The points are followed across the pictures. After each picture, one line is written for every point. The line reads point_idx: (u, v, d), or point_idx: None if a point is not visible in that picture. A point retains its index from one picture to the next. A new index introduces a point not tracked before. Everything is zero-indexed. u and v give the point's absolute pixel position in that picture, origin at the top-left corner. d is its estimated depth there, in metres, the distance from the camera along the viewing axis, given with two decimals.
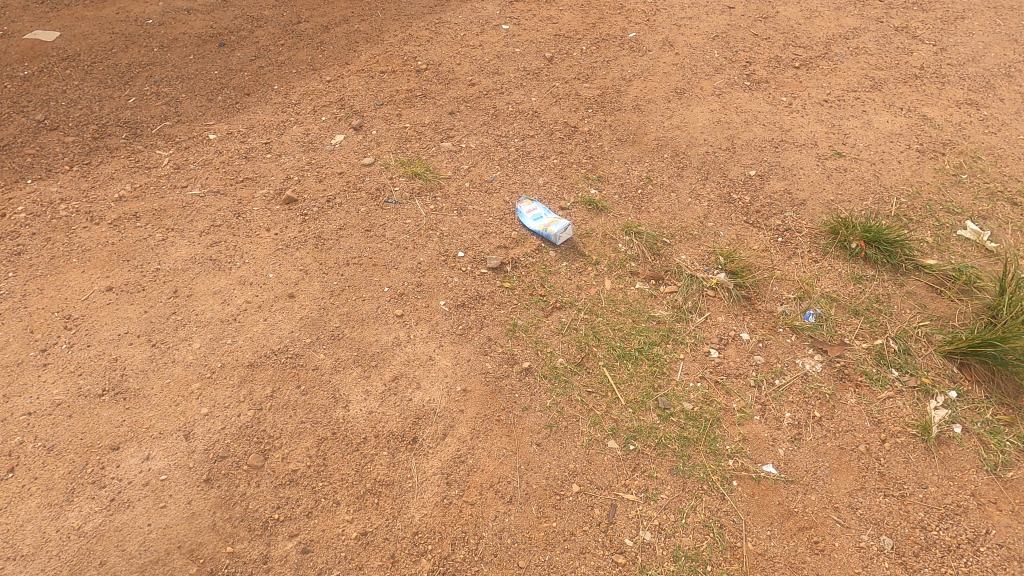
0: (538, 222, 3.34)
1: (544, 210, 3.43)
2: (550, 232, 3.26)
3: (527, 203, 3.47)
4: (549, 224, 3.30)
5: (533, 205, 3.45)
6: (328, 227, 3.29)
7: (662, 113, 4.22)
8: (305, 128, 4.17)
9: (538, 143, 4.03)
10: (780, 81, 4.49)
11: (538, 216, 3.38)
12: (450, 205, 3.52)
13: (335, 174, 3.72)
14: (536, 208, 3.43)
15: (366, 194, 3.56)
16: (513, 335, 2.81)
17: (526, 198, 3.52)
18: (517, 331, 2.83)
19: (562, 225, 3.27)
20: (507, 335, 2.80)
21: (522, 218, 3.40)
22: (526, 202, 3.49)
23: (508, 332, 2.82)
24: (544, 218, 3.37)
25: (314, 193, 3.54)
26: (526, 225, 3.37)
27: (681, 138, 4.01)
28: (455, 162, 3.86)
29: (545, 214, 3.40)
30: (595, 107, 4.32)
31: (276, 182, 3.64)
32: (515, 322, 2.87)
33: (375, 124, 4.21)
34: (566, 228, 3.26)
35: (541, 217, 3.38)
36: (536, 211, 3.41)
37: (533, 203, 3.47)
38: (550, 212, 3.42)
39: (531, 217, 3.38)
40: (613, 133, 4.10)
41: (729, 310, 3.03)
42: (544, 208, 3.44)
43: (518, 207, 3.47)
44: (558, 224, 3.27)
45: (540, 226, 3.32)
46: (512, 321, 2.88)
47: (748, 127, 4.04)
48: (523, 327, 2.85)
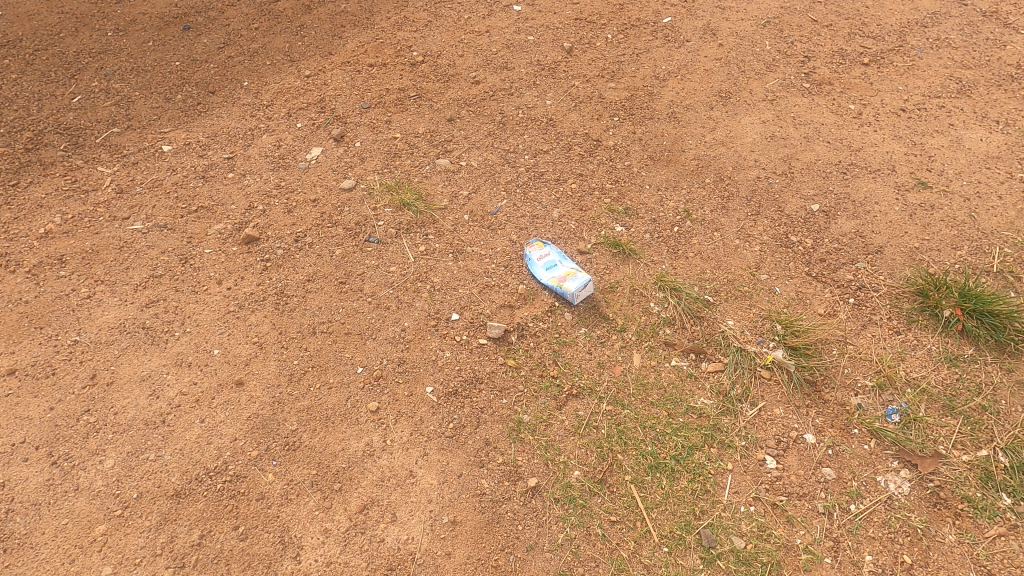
0: (551, 275, 2.73)
1: (559, 257, 2.81)
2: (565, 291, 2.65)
3: (538, 247, 2.84)
4: (565, 279, 2.69)
5: (545, 250, 2.82)
6: (294, 278, 2.69)
7: (703, 123, 3.50)
8: (276, 137, 3.52)
9: (553, 162, 3.35)
10: (847, 83, 3.73)
11: (551, 266, 2.76)
12: (444, 247, 2.90)
13: (308, 202, 3.09)
14: (549, 255, 2.81)
15: (343, 230, 2.94)
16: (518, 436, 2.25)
17: (538, 239, 2.88)
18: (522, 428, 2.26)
19: (580, 282, 2.66)
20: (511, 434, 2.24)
21: (531, 267, 2.78)
22: (538, 244, 2.86)
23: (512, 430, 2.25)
24: (559, 269, 2.75)
25: (280, 228, 2.93)
26: (536, 276, 2.75)
27: (726, 157, 3.31)
28: (453, 187, 3.21)
29: (560, 264, 2.78)
30: (622, 113, 3.61)
31: (236, 212, 3.02)
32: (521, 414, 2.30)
33: (360, 133, 3.54)
34: (586, 287, 2.65)
35: (554, 267, 2.76)
36: (549, 258, 2.79)
37: (546, 247, 2.85)
38: (566, 261, 2.79)
39: (542, 268, 2.76)
40: (643, 149, 3.41)
41: (788, 400, 2.42)
42: (559, 255, 2.82)
43: (528, 251, 2.84)
44: (576, 280, 2.67)
45: (553, 281, 2.70)
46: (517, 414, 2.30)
47: (808, 145, 3.33)
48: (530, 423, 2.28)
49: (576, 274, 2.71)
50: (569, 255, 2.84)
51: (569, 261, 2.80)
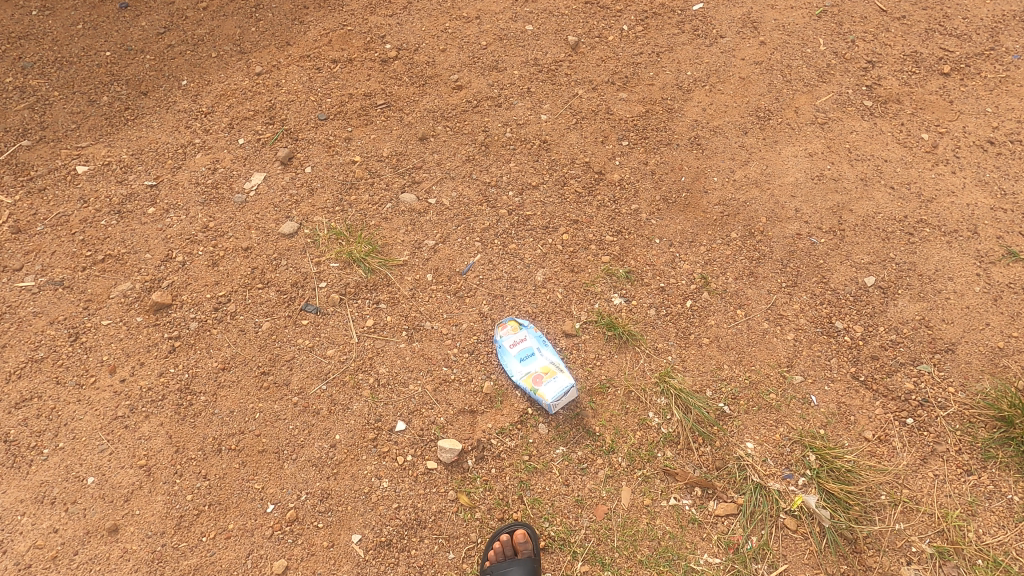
0: (524, 371, 2.18)
1: (537, 344, 2.24)
2: (539, 397, 2.10)
3: (512, 330, 2.29)
4: (540, 381, 2.14)
5: (520, 335, 2.26)
6: (205, 365, 2.17)
7: (734, 154, 2.81)
8: (212, 157, 2.92)
9: (543, 202, 2.72)
10: (921, 100, 2.97)
11: (525, 357, 2.21)
12: (398, 322, 2.34)
13: (238, 251, 2.54)
14: (524, 341, 2.25)
15: (277, 294, 2.40)
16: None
17: (513, 318, 2.32)
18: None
19: (559, 387, 2.11)
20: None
21: (501, 357, 2.23)
22: (512, 326, 2.30)
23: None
24: (535, 362, 2.20)
25: (199, 290, 2.39)
26: (506, 370, 2.20)
27: (759, 203, 2.65)
28: (417, 234, 2.62)
29: (537, 354, 2.22)
30: (633, 136, 2.92)
31: (150, 264, 2.48)
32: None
33: (312, 154, 2.93)
34: (567, 393, 2.10)
35: (530, 359, 2.21)
36: (525, 347, 2.24)
37: (522, 329, 2.29)
38: (545, 350, 2.23)
39: (514, 359, 2.21)
40: (655, 187, 2.75)
41: (818, 564, 1.88)
42: (537, 341, 2.26)
43: (499, 334, 2.29)
44: (554, 383, 2.11)
45: (526, 380, 2.15)
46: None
47: (866, 190, 2.63)
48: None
49: (556, 373, 2.15)
50: (550, 341, 2.27)
51: (549, 350, 2.23)
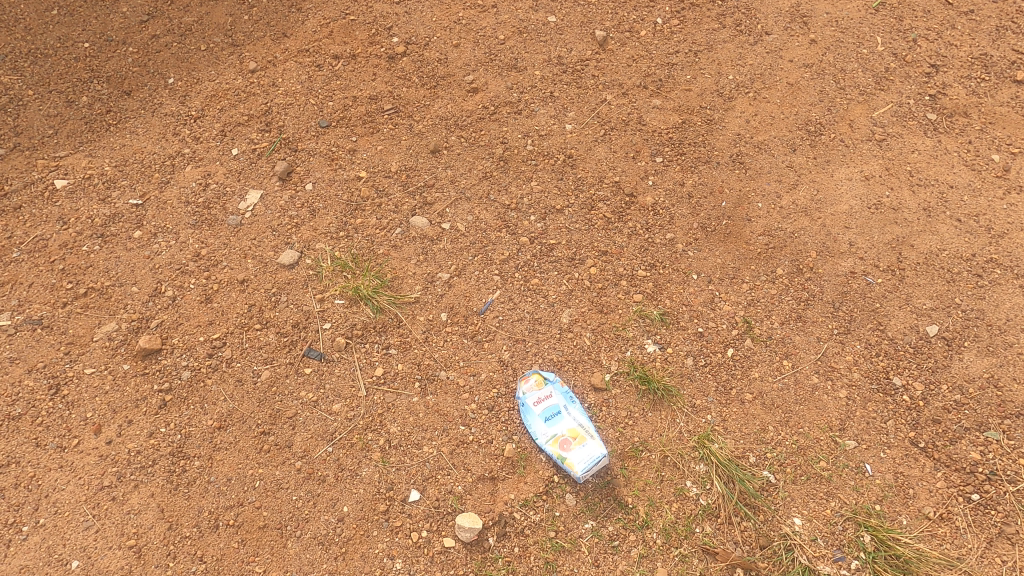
0: (550, 434, 1.98)
1: (564, 403, 2.04)
2: (566, 466, 1.91)
3: (536, 385, 2.08)
4: (567, 446, 1.95)
5: (545, 391, 2.06)
6: (200, 424, 1.97)
7: (780, 175, 2.53)
8: (203, 170, 2.65)
9: (568, 229, 2.47)
10: (991, 113, 2.66)
11: (551, 418, 2.01)
12: (410, 371, 2.13)
13: (233, 285, 2.31)
14: (549, 399, 2.05)
15: (277, 337, 2.19)
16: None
17: (536, 371, 2.11)
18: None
19: (588, 455, 1.91)
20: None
21: (524, 416, 2.03)
22: (536, 379, 2.09)
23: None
24: (562, 424, 2.00)
25: (191, 332, 2.18)
26: (529, 432, 2.00)
27: (809, 235, 2.39)
28: (430, 265, 2.38)
29: (564, 414, 2.02)
30: (667, 152, 2.64)
31: (137, 299, 2.26)
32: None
33: (313, 168, 2.66)
34: (597, 462, 1.91)
35: (555, 420, 2.01)
36: (550, 405, 2.03)
37: (546, 384, 2.08)
38: (573, 409, 2.03)
39: (538, 420, 2.01)
40: (693, 213, 2.49)
41: None
42: (564, 398, 2.05)
43: (522, 390, 2.07)
44: (585, 453, 1.92)
45: (551, 445, 1.96)
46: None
47: (928, 222, 2.37)
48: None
49: (585, 438, 1.96)
50: (577, 397, 2.07)
51: (576, 410, 2.03)
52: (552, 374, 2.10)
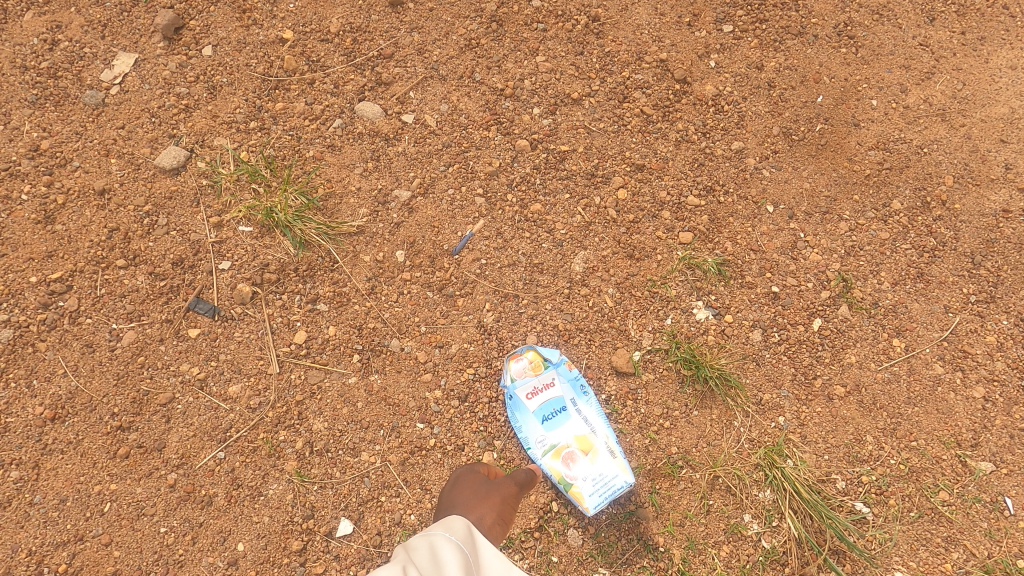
0: (549, 443, 1.37)
1: (571, 400, 1.41)
2: (571, 495, 1.32)
3: (532, 369, 1.42)
4: (573, 464, 1.34)
5: (545, 379, 1.41)
6: (25, 413, 1.33)
7: (909, 57, 1.70)
8: (49, 19, 1.76)
9: (588, 132, 1.68)
10: None
11: (552, 419, 1.38)
12: (346, 339, 1.45)
13: (88, 199, 1.55)
14: (551, 390, 1.41)
15: (149, 281, 1.47)
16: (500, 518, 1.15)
17: (533, 346, 1.44)
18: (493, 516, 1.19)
19: (604, 481, 1.33)
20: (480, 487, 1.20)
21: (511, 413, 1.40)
22: (532, 359, 1.42)
23: (479, 485, 1.21)
24: (567, 429, 1.38)
25: (20, 270, 1.46)
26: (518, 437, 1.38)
27: (944, 153, 1.61)
28: (382, 179, 1.62)
29: (570, 414, 1.40)
30: (741, 16, 1.77)
31: None
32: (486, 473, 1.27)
33: (214, 23, 1.78)
34: (615, 491, 1.33)
35: (558, 422, 1.39)
36: (551, 399, 1.40)
37: (547, 367, 1.43)
38: (584, 407, 1.40)
39: (532, 422, 1.38)
40: (773, 112, 1.68)
41: None
42: (572, 390, 1.42)
43: (510, 376, 1.41)
44: (597, 479, 1.34)
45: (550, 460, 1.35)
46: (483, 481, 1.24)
47: None
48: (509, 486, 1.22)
49: (599, 452, 1.36)
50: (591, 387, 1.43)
51: (590, 409, 1.40)
52: (555, 352, 1.43)
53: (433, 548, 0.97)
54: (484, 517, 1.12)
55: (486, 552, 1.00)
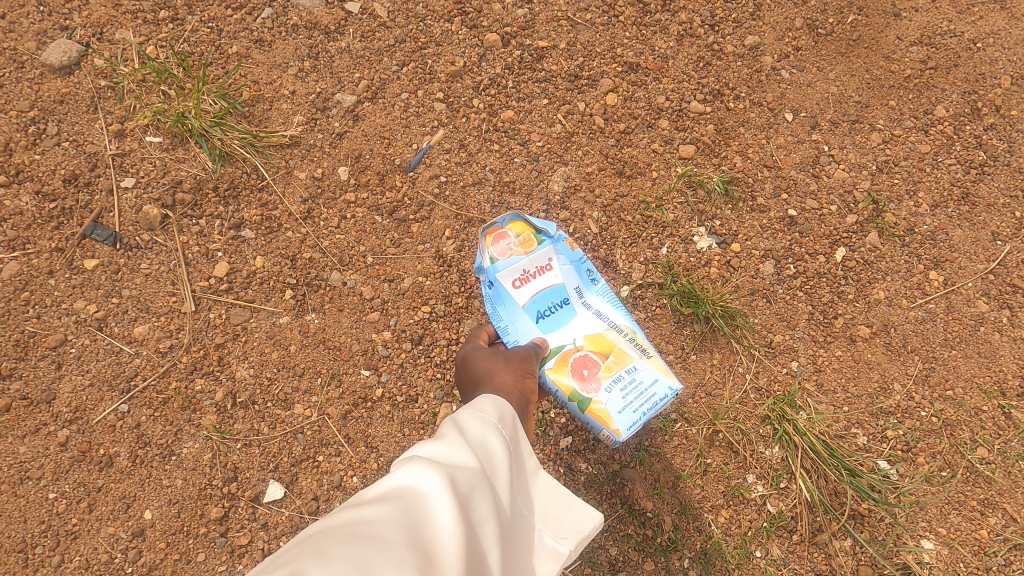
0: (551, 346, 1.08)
1: (569, 290, 1.11)
2: (592, 413, 1.02)
3: (522, 244, 1.10)
4: (592, 376, 1.04)
5: (539, 260, 1.10)
6: None
7: None
8: None
9: (571, 23, 1.38)
10: None
11: (548, 314, 1.10)
12: (276, 272, 1.20)
13: None
14: (546, 276, 1.10)
15: (34, 202, 1.21)
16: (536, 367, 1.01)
17: (521, 217, 1.11)
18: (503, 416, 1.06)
19: (636, 389, 1.03)
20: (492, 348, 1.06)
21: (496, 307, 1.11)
22: (520, 234, 1.11)
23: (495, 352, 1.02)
24: (566, 323, 1.09)
25: None
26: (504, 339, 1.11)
27: (1002, 49, 1.34)
28: (322, 80, 1.34)
29: (574, 306, 1.11)
30: None
31: None
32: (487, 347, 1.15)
33: None
34: (654, 400, 1.03)
35: (553, 315, 1.10)
36: (547, 289, 1.10)
37: (542, 244, 1.11)
38: (587, 299, 1.12)
39: (522, 313, 1.10)
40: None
41: None
42: (574, 277, 1.12)
43: (493, 256, 1.10)
44: (626, 386, 1.03)
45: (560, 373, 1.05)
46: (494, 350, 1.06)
47: None
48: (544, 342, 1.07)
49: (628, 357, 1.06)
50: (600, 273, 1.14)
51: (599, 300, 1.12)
52: (553, 225, 1.11)
53: (487, 427, 0.76)
54: (516, 377, 0.95)
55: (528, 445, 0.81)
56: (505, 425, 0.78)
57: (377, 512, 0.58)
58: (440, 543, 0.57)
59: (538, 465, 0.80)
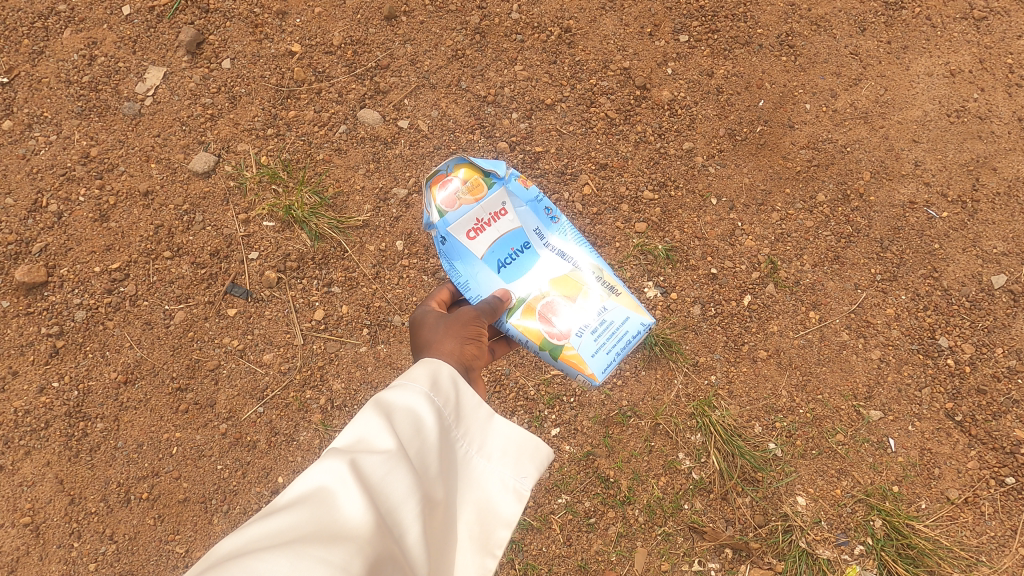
0: (520, 298, 1.46)
1: (521, 231, 1.49)
2: (569, 357, 1.42)
3: (475, 195, 1.45)
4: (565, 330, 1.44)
5: (494, 209, 1.46)
6: (104, 375, 1.64)
7: (841, 65, 1.94)
8: (87, 37, 2.01)
9: (559, 133, 1.94)
10: None
11: (512, 253, 1.49)
12: (356, 316, 1.76)
13: (134, 198, 1.84)
14: (500, 222, 1.47)
15: (192, 268, 1.77)
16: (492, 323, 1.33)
17: (467, 161, 1.44)
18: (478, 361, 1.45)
19: (602, 333, 1.44)
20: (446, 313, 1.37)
21: (461, 253, 1.47)
22: (472, 185, 1.44)
23: (438, 324, 1.28)
24: (525, 263, 1.50)
25: (85, 260, 1.76)
26: (473, 285, 1.47)
27: (865, 151, 1.88)
28: (383, 178, 1.89)
29: (534, 241, 1.52)
30: (695, 27, 2.00)
31: (13, 217, 1.80)
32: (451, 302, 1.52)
33: (231, 38, 2.02)
34: (619, 338, 1.45)
35: (514, 257, 1.49)
36: (505, 227, 1.48)
37: (494, 183, 1.46)
38: (540, 238, 1.51)
39: (489, 257, 1.47)
40: (720, 115, 1.94)
41: None
42: (524, 220, 1.50)
43: (456, 208, 1.44)
44: (594, 331, 1.44)
45: (536, 332, 1.43)
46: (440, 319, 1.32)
47: (1020, 139, 1.85)
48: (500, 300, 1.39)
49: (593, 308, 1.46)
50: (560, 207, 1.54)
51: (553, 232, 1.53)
52: (498, 172, 1.45)
53: (415, 406, 0.90)
54: (449, 328, 1.25)
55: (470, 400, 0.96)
56: (433, 394, 0.93)
57: (300, 510, 0.74)
58: (348, 529, 0.73)
59: (486, 416, 0.96)
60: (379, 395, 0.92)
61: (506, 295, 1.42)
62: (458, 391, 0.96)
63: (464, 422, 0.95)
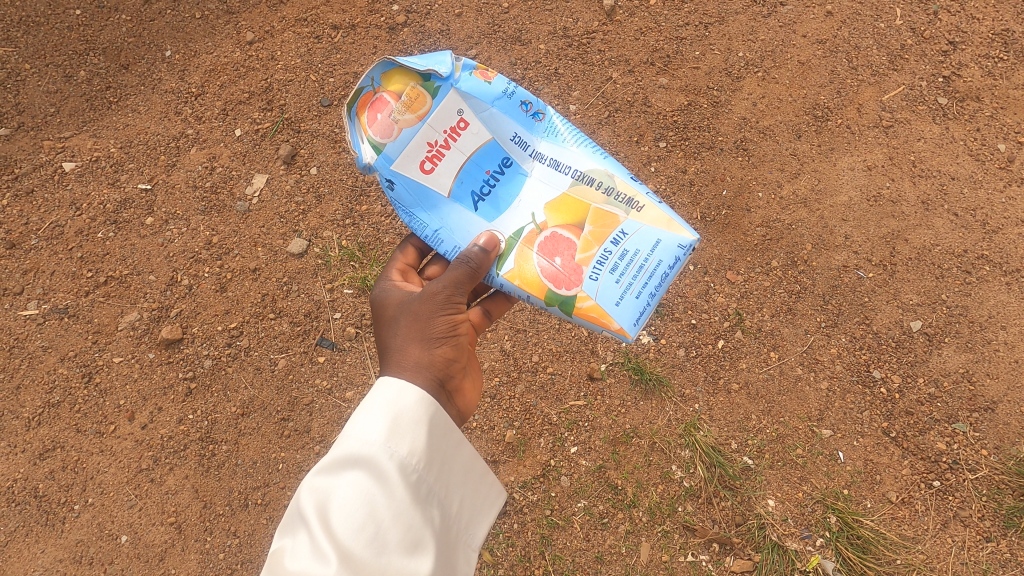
0: (512, 235, 1.47)
1: (490, 143, 1.51)
2: (586, 310, 1.44)
3: (416, 108, 1.46)
4: (577, 276, 1.44)
5: (450, 123, 1.48)
6: (226, 408, 2.18)
7: (784, 163, 2.54)
8: (208, 153, 2.64)
9: None
10: (1003, 97, 2.58)
11: (490, 175, 1.51)
12: None
13: (245, 273, 2.40)
14: (462, 138, 1.49)
15: (291, 326, 2.31)
16: (463, 301, 1.47)
17: (398, 67, 1.45)
18: (471, 318, 1.75)
19: (620, 266, 1.44)
20: (411, 291, 1.56)
21: (428, 190, 1.49)
22: (412, 98, 1.46)
23: (395, 323, 1.47)
24: (508, 180, 1.52)
25: (209, 322, 2.31)
26: (447, 235, 1.48)
27: (806, 228, 2.43)
28: None
29: (515, 151, 1.53)
30: (671, 136, 2.62)
31: (155, 290, 2.37)
32: (416, 261, 1.72)
33: (317, 150, 2.63)
34: (640, 264, 1.44)
35: (494, 182, 1.51)
36: (467, 141, 1.50)
37: (440, 88, 1.47)
38: (518, 148, 1.52)
39: (461, 189, 1.50)
40: (693, 202, 2.51)
41: None
42: (496, 131, 1.52)
43: (400, 130, 1.45)
44: (609, 266, 1.44)
45: (543, 287, 1.45)
46: (402, 309, 1.49)
47: (924, 217, 2.40)
48: (482, 253, 1.40)
49: (608, 241, 1.46)
50: (537, 102, 1.53)
51: (533, 132, 1.53)
52: (439, 72, 1.45)
53: (376, 475, 1.11)
54: (407, 336, 1.42)
55: (436, 431, 1.21)
56: (395, 448, 1.13)
57: None
58: None
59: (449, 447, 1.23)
60: (343, 465, 1.12)
61: (491, 241, 1.42)
62: (419, 433, 1.18)
63: (428, 459, 1.18)
